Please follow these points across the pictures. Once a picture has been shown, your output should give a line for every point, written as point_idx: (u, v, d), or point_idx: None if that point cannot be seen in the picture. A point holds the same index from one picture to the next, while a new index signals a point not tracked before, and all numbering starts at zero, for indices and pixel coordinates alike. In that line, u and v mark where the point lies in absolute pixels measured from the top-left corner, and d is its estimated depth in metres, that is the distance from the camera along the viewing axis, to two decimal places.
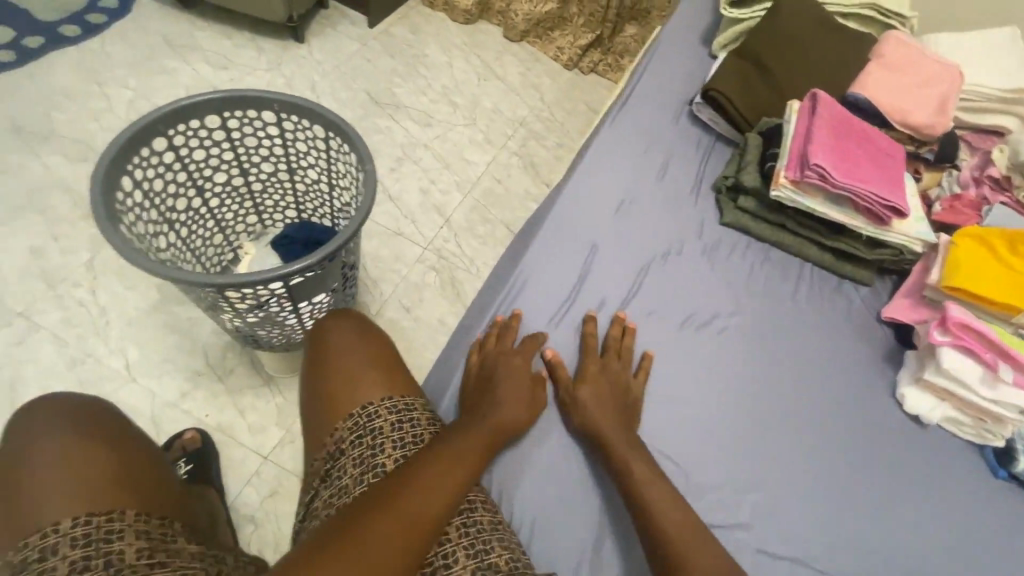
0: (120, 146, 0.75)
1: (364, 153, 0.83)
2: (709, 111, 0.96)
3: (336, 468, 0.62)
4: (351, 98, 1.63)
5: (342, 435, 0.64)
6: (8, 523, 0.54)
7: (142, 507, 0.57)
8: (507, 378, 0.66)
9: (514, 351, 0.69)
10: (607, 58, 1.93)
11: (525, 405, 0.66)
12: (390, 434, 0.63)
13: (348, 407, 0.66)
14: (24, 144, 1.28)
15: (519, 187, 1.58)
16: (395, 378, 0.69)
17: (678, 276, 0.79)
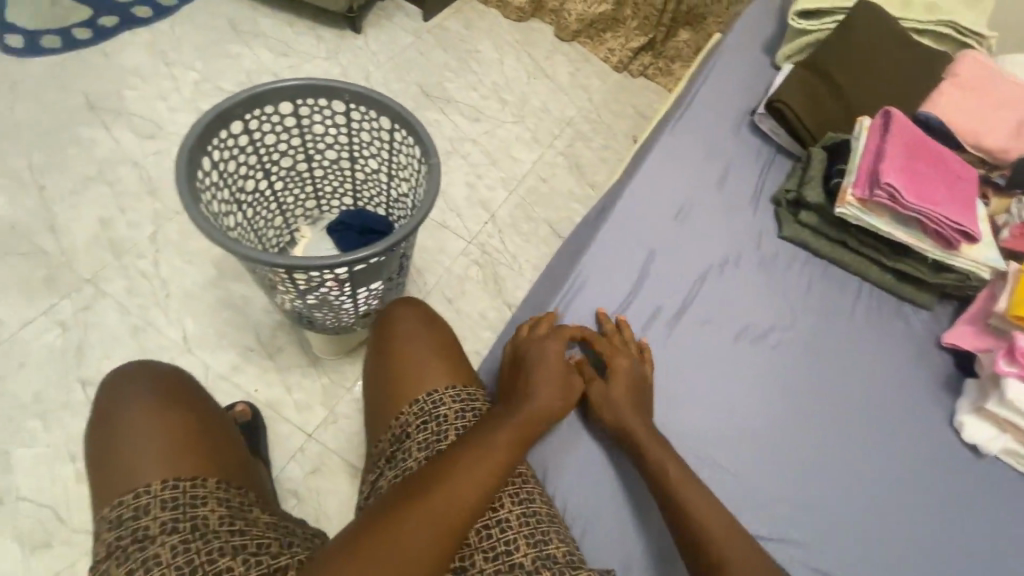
0: (201, 128, 0.79)
1: (430, 147, 0.85)
2: (771, 122, 0.95)
3: (401, 450, 0.65)
4: (404, 90, 1.66)
5: (407, 419, 0.67)
6: (105, 482, 0.58)
7: (220, 476, 0.62)
8: (539, 368, 0.67)
9: (548, 339, 0.70)
10: (657, 63, 1.92)
11: (558, 396, 0.66)
12: (455, 421, 0.65)
13: (412, 394, 0.68)
14: (96, 117, 1.33)
15: (563, 187, 1.58)
16: (456, 367, 0.71)
17: (737, 286, 0.80)
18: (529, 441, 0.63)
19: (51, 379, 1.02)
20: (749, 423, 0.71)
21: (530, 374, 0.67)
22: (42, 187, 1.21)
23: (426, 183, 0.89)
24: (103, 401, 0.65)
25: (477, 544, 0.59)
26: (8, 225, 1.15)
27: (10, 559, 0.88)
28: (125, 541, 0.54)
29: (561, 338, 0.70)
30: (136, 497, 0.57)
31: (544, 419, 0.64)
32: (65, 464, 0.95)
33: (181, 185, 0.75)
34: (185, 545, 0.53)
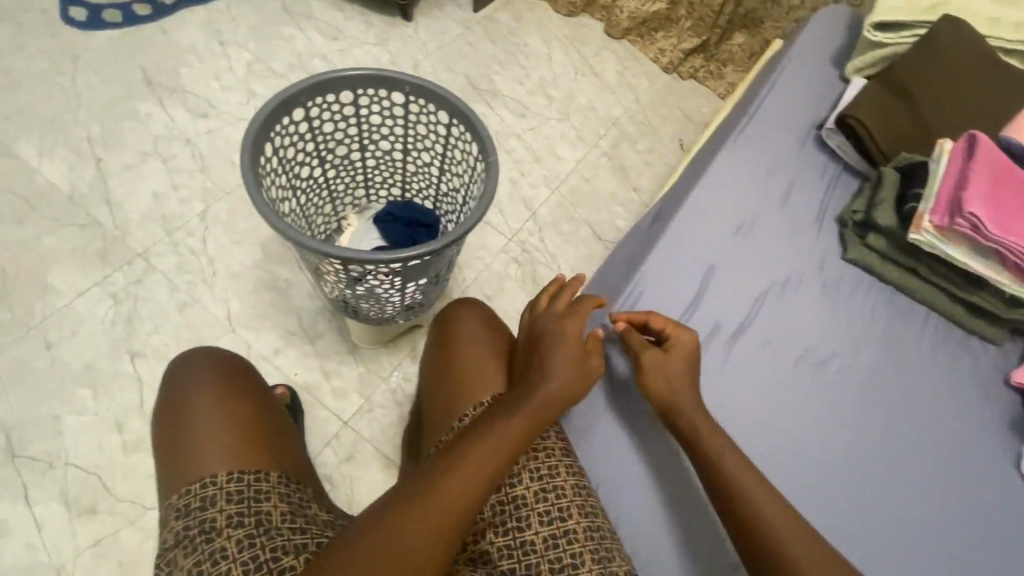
0: (266, 114, 0.79)
1: (489, 145, 0.84)
2: (839, 138, 0.92)
3: None
4: (451, 81, 1.64)
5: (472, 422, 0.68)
6: (173, 468, 0.61)
7: (280, 470, 0.63)
8: (555, 347, 0.67)
9: (566, 319, 0.70)
10: (709, 65, 1.87)
11: (573, 377, 0.66)
12: None
13: (477, 397, 0.70)
14: (152, 93, 1.35)
15: (606, 188, 1.56)
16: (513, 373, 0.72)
17: (801, 308, 0.77)
18: (544, 423, 0.63)
19: (102, 349, 1.05)
20: (807, 450, 0.69)
21: (545, 357, 0.67)
22: (99, 160, 1.24)
23: (482, 181, 0.88)
24: (169, 388, 0.67)
25: (542, 552, 0.60)
26: (67, 195, 1.18)
27: (57, 522, 0.90)
28: (194, 528, 0.56)
29: (578, 318, 0.70)
30: (202, 487, 0.59)
31: (559, 403, 0.64)
32: (112, 434, 0.98)
33: (246, 174, 0.76)
34: (250, 540, 0.56)
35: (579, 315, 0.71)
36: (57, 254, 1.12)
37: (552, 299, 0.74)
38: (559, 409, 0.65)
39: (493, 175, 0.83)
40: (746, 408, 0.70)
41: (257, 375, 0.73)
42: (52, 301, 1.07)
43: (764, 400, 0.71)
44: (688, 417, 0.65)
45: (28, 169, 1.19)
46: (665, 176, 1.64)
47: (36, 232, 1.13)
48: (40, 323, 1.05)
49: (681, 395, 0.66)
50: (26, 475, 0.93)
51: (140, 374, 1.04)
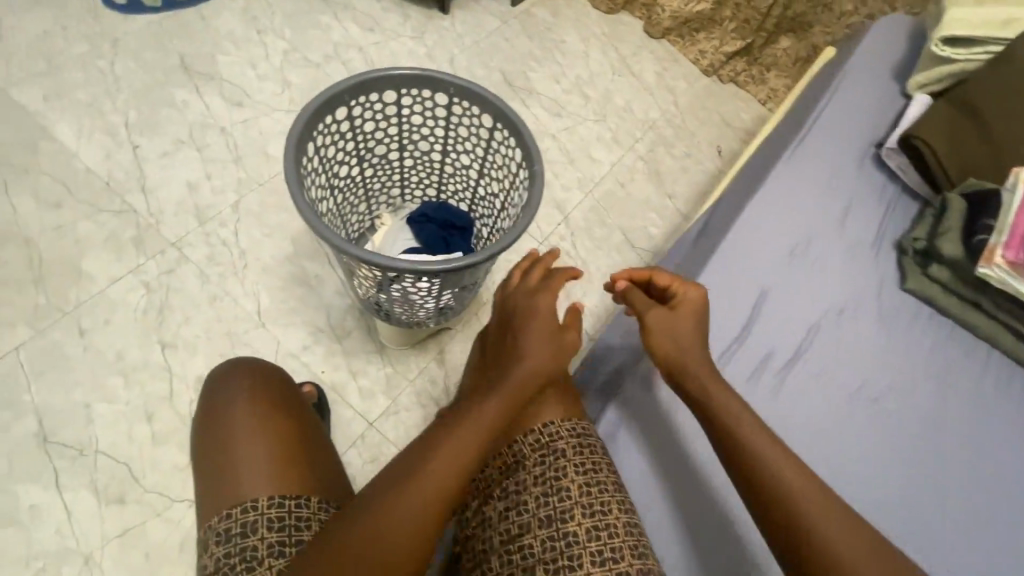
0: (310, 114, 0.78)
1: (535, 154, 0.81)
2: (901, 159, 0.88)
3: (514, 480, 0.63)
4: (486, 77, 1.61)
5: (522, 448, 0.64)
6: (215, 487, 0.61)
7: (320, 495, 0.63)
8: (529, 321, 0.70)
9: (540, 294, 0.73)
10: (751, 69, 1.81)
11: (551, 352, 0.68)
12: (572, 458, 0.62)
13: (529, 423, 0.66)
14: (189, 80, 1.34)
15: (640, 194, 1.52)
16: (559, 396, 0.69)
17: (856, 339, 0.74)
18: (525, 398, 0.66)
19: (134, 338, 1.05)
20: (857, 487, 0.65)
21: (518, 335, 0.69)
22: (135, 146, 1.24)
23: (525, 189, 0.86)
24: (210, 401, 0.67)
25: None
26: (103, 181, 1.18)
27: (86, 510, 0.91)
28: (235, 558, 0.57)
29: (551, 294, 0.73)
30: (243, 511, 0.59)
31: (536, 378, 0.66)
32: (142, 424, 0.98)
33: (289, 177, 0.74)
34: None
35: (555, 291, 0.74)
36: (92, 240, 1.12)
37: (525, 275, 0.78)
38: (537, 387, 0.67)
39: (539, 185, 0.80)
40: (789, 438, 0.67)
41: (296, 389, 0.72)
42: (86, 288, 1.07)
43: (811, 432, 0.67)
44: (695, 373, 0.66)
45: (66, 153, 1.19)
46: (700, 184, 1.60)
47: (73, 217, 1.13)
48: (74, 309, 1.05)
49: (685, 352, 0.67)
50: (57, 462, 0.93)
51: (170, 365, 1.04)
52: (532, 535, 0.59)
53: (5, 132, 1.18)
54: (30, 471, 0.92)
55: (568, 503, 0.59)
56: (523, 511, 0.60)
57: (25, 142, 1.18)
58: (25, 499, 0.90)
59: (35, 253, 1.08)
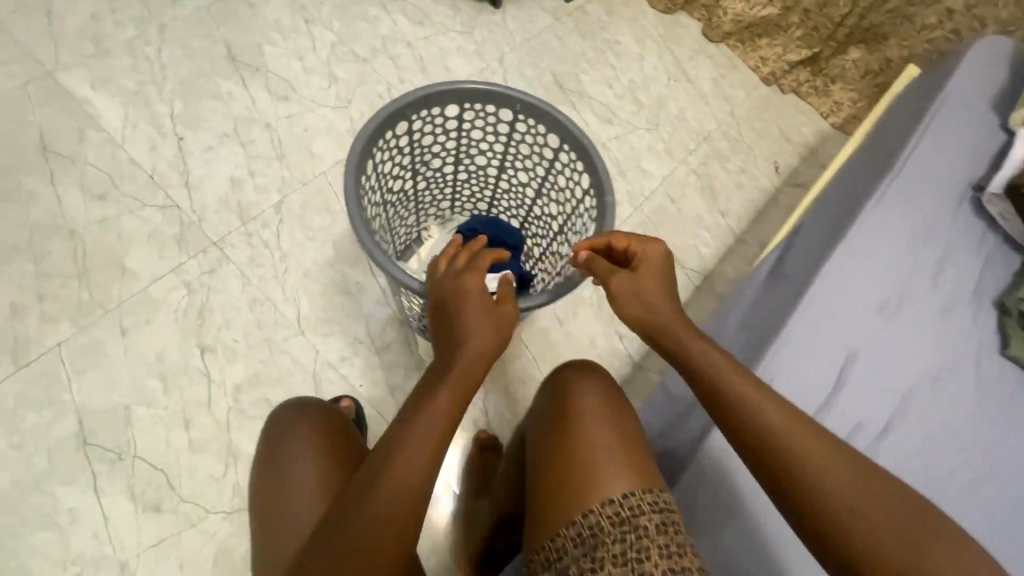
0: (371, 131, 0.73)
1: (607, 186, 0.77)
2: (1003, 205, 0.80)
3: (590, 557, 0.55)
4: (537, 78, 1.54)
5: (598, 522, 0.56)
6: (275, 541, 0.63)
7: None
8: (462, 306, 0.67)
9: (465, 275, 0.69)
10: (815, 80, 1.70)
11: (492, 333, 0.67)
12: (657, 540, 0.55)
13: (604, 491, 0.57)
14: (235, 70, 1.30)
15: (692, 211, 1.45)
16: (642, 465, 0.60)
17: (946, 412, 0.70)
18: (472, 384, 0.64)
19: (174, 341, 1.03)
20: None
21: (455, 324, 0.67)
22: (180, 139, 1.21)
23: (591, 221, 0.81)
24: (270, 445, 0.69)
25: None
26: (148, 174, 1.16)
27: (123, 517, 0.90)
28: None
29: (478, 272, 0.70)
30: None
31: (480, 361, 0.65)
32: (179, 430, 0.97)
33: (350, 204, 0.71)
34: None
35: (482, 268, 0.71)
36: (135, 236, 1.10)
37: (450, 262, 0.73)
38: (484, 368, 0.66)
39: (609, 222, 0.76)
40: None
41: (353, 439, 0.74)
42: (129, 286, 1.05)
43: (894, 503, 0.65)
44: (667, 326, 0.66)
45: (111, 143, 1.17)
46: (755, 202, 1.52)
47: (117, 211, 1.11)
48: (117, 308, 1.03)
49: (651, 312, 0.67)
50: (95, 465, 0.92)
51: (209, 370, 1.02)
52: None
53: (52, 120, 1.16)
54: (69, 473, 0.91)
55: None
56: None
57: (72, 131, 1.16)
58: (63, 502, 0.89)
59: (79, 247, 1.07)
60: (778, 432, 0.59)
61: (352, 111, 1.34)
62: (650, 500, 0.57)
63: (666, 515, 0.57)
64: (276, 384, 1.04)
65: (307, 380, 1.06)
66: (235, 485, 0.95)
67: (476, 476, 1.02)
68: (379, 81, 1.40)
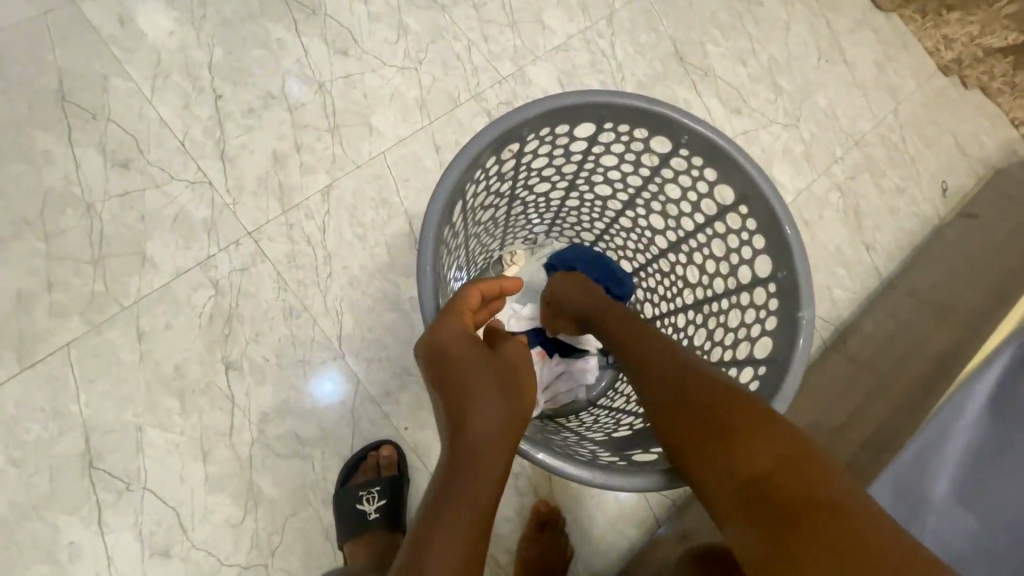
0: (471, 162, 0.51)
1: (803, 292, 0.54)
2: None
3: None
4: (653, 45, 1.21)
5: None
6: None
7: None
8: (448, 367, 0.47)
9: (442, 317, 0.49)
10: (1013, 76, 1.30)
11: (502, 396, 0.46)
12: None
13: None
14: (287, 12, 1.05)
15: (829, 239, 1.15)
16: None
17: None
18: (490, 452, 0.43)
19: (196, 352, 0.87)
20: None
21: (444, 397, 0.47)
22: (218, 96, 1.00)
23: (766, 321, 0.59)
24: None
25: None
26: (179, 140, 0.96)
27: (128, 557, 0.79)
28: None
29: (462, 310, 0.49)
30: None
31: (480, 441, 0.44)
32: (196, 463, 0.83)
33: (426, 279, 0.50)
34: None
35: (477, 293, 0.51)
36: (159, 218, 0.92)
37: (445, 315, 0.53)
38: (503, 444, 0.44)
39: (803, 347, 0.53)
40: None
41: None
42: (149, 279, 0.89)
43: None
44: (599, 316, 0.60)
45: (138, 97, 0.97)
46: (911, 236, 1.20)
47: (142, 184, 0.94)
48: (135, 305, 0.88)
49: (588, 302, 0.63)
50: (101, 495, 0.80)
51: (233, 393, 0.87)
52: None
53: (71, 62, 0.97)
54: (71, 501, 0.79)
55: None
56: None
57: (95, 77, 0.97)
58: (64, 534, 0.78)
59: (96, 227, 0.91)
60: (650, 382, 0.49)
61: (422, 74, 1.07)
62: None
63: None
64: (312, 418, 0.88)
65: (344, 417, 0.89)
66: (254, 534, 0.82)
67: (534, 565, 0.84)
68: (458, 36, 1.11)
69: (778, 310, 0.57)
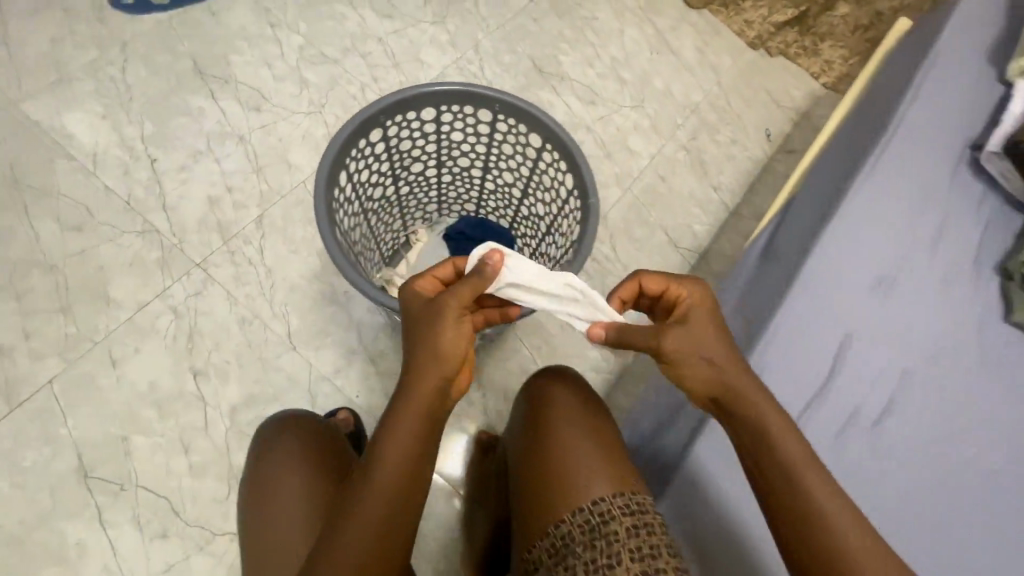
0: (342, 141, 0.72)
1: (590, 187, 0.74)
2: (1005, 164, 0.76)
3: (561, 566, 0.54)
4: (514, 63, 1.48)
5: (571, 531, 0.54)
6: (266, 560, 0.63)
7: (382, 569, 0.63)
8: (423, 364, 0.59)
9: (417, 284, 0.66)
10: (803, 40, 1.64)
11: (432, 346, 0.59)
12: (628, 541, 0.53)
13: (575, 500, 0.56)
14: (205, 85, 1.27)
15: (683, 188, 1.42)
16: (623, 467, 0.59)
17: (1016, 440, 0.66)
18: (421, 396, 0.59)
19: (166, 367, 1.02)
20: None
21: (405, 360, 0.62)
22: (153, 160, 1.18)
23: (577, 221, 0.78)
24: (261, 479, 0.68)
25: None
26: (125, 200, 1.14)
27: (131, 545, 0.91)
28: None
29: (427, 280, 0.66)
30: None
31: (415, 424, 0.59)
32: (179, 457, 0.97)
33: (322, 223, 0.69)
34: None
35: (431, 275, 0.67)
36: (117, 265, 1.08)
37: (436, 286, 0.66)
38: (428, 384, 0.59)
39: (592, 222, 0.72)
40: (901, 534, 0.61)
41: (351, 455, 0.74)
42: (115, 315, 1.05)
43: (910, 529, 0.61)
44: (733, 387, 0.57)
45: (84, 171, 1.15)
46: (749, 175, 1.47)
47: (97, 241, 1.10)
48: (105, 338, 1.03)
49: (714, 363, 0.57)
50: (99, 498, 0.93)
51: (203, 395, 1.01)
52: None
53: (21, 153, 1.14)
54: (73, 508, 0.92)
55: None
56: None
57: (42, 162, 1.14)
58: (72, 536, 0.90)
59: (62, 281, 1.06)
60: (788, 476, 0.55)
61: (326, 115, 1.29)
62: (622, 503, 0.55)
63: (640, 519, 0.54)
64: (275, 400, 1.03)
65: (303, 395, 1.05)
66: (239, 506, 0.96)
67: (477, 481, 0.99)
68: (352, 81, 1.35)
69: (580, 210, 0.77)
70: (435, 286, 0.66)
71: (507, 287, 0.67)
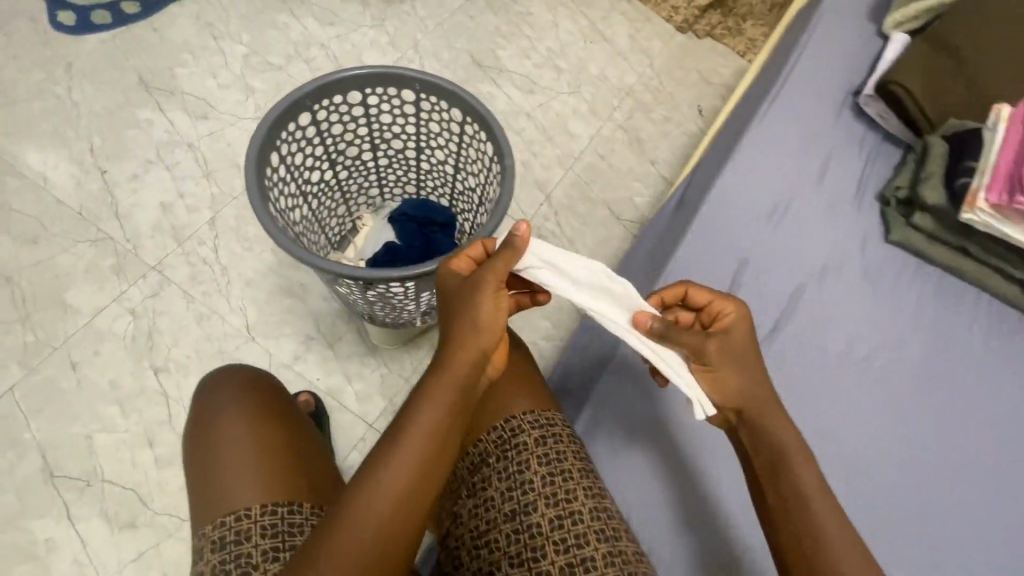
0: (270, 123, 0.77)
1: (505, 148, 0.80)
2: (879, 104, 0.87)
3: (480, 477, 0.63)
4: (454, 59, 1.55)
5: (487, 446, 0.64)
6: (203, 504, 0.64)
7: (314, 500, 0.66)
8: (460, 340, 0.58)
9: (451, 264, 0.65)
10: (727, 21, 1.75)
11: (468, 321, 0.58)
12: (535, 450, 0.63)
13: (492, 420, 0.66)
14: (152, 98, 1.31)
15: (622, 164, 1.49)
16: (535, 390, 0.69)
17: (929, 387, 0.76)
18: (448, 376, 0.57)
19: (126, 366, 1.05)
20: (922, 521, 0.69)
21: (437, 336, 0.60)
22: (103, 172, 1.22)
23: (498, 184, 0.84)
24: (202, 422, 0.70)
25: (594, 544, 0.59)
26: (77, 211, 1.17)
27: (100, 537, 0.93)
28: (229, 562, 0.60)
29: (462, 258, 0.65)
30: (236, 519, 0.63)
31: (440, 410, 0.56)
32: (145, 450, 1.00)
33: (254, 197, 0.74)
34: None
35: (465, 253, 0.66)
36: (72, 274, 1.11)
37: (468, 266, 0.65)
38: (457, 364, 0.58)
39: (509, 178, 0.79)
40: (835, 462, 0.70)
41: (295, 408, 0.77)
42: (73, 321, 1.07)
43: (867, 484, 0.70)
44: (758, 402, 0.60)
45: (34, 187, 1.18)
46: (684, 148, 1.56)
47: (51, 252, 1.13)
48: (64, 344, 1.05)
49: (746, 380, 0.61)
50: (66, 496, 0.95)
51: (165, 390, 1.04)
52: (498, 530, 0.61)
53: None
54: (41, 507, 0.94)
55: (571, 483, 0.61)
56: (490, 507, 0.62)
57: None
58: (41, 534, 0.93)
59: (18, 293, 1.09)
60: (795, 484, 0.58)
61: None
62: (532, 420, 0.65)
63: (548, 431, 0.65)
64: None
65: None
66: None
67: None
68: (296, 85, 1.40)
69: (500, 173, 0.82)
70: (472, 269, 0.65)
71: (542, 273, 0.65)
